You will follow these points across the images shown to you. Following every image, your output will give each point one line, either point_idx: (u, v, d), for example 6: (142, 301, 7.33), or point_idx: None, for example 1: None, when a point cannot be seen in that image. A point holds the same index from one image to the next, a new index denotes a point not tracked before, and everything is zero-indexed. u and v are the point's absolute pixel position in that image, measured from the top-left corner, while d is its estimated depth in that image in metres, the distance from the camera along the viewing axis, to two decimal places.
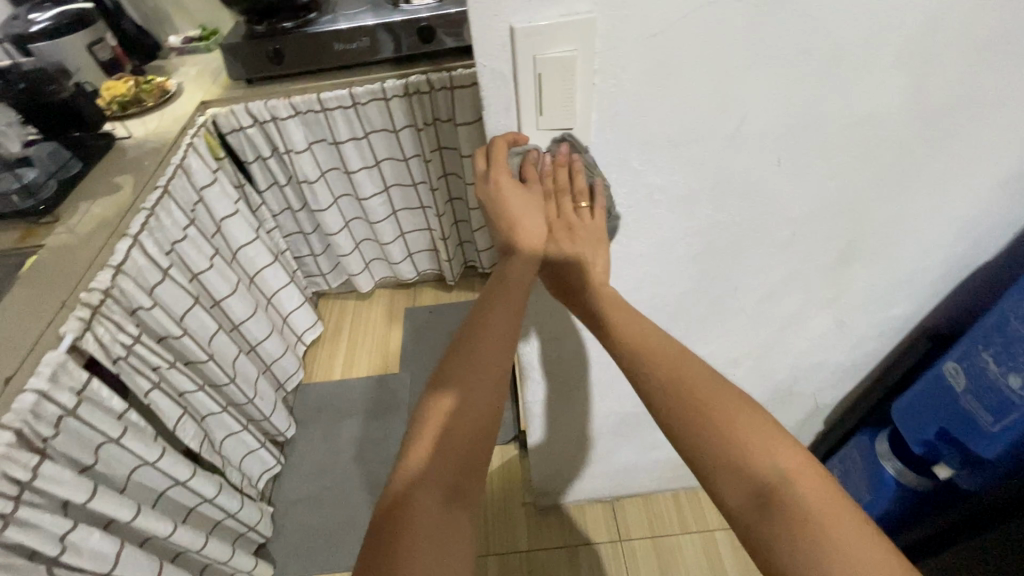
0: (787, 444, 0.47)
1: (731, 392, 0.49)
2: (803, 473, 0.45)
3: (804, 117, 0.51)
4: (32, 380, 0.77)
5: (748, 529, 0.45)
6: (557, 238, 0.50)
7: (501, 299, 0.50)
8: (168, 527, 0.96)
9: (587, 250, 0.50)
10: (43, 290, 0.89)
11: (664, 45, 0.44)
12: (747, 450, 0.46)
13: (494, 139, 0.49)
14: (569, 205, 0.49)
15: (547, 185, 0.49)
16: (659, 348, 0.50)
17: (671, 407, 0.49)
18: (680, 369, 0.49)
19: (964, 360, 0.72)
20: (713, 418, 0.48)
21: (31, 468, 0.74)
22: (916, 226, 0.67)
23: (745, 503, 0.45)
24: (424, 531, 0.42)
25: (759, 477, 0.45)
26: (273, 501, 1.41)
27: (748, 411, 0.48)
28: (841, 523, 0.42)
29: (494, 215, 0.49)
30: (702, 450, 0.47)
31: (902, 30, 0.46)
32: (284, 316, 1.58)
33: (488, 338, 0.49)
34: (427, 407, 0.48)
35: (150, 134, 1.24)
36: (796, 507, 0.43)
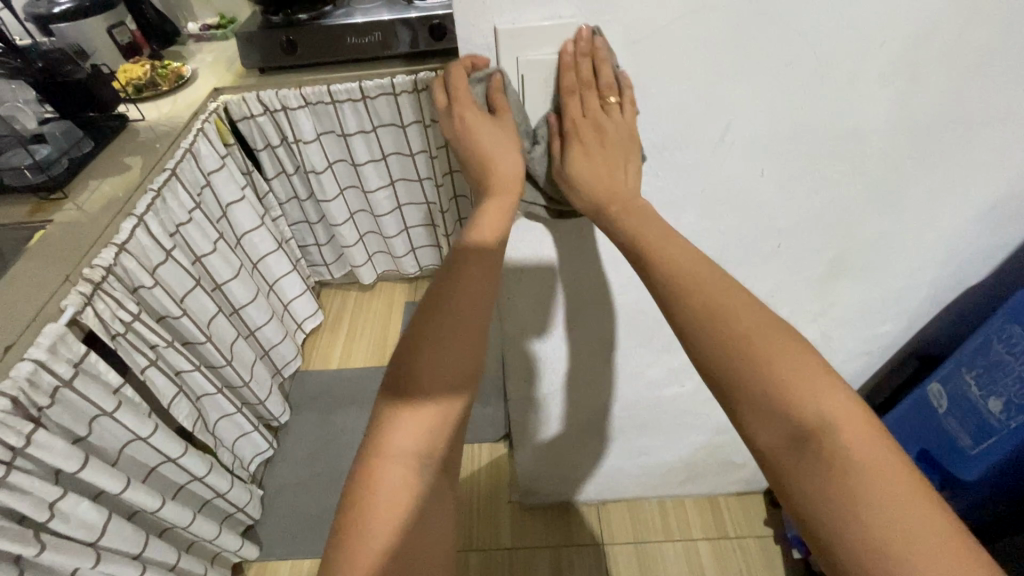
0: (839, 386, 0.39)
1: (779, 326, 0.41)
2: (851, 420, 0.38)
3: (788, 130, 0.52)
4: (31, 350, 0.79)
5: (779, 470, 0.39)
6: (583, 146, 0.46)
7: (477, 258, 0.46)
8: (157, 501, 0.98)
9: (614, 160, 0.46)
10: (47, 263, 0.92)
11: (649, 51, 0.44)
12: (788, 390, 0.39)
13: (452, 68, 0.46)
14: (595, 102, 0.45)
15: (568, 82, 0.45)
16: (697, 273, 0.43)
17: (708, 337, 0.41)
18: (721, 300, 0.42)
19: (948, 382, 0.74)
20: (752, 352, 0.40)
21: (25, 435, 0.76)
22: (905, 244, 0.67)
23: (778, 442, 0.39)
24: (411, 524, 0.44)
25: (798, 418, 0.38)
26: (263, 484, 1.43)
27: (797, 352, 0.40)
28: (888, 475, 0.36)
29: (464, 153, 0.47)
30: (734, 384, 0.40)
31: (888, 47, 0.46)
32: (285, 303, 1.61)
33: (468, 295, 0.45)
34: (413, 391, 0.44)
35: (162, 117, 1.26)
36: (839, 456, 0.37)
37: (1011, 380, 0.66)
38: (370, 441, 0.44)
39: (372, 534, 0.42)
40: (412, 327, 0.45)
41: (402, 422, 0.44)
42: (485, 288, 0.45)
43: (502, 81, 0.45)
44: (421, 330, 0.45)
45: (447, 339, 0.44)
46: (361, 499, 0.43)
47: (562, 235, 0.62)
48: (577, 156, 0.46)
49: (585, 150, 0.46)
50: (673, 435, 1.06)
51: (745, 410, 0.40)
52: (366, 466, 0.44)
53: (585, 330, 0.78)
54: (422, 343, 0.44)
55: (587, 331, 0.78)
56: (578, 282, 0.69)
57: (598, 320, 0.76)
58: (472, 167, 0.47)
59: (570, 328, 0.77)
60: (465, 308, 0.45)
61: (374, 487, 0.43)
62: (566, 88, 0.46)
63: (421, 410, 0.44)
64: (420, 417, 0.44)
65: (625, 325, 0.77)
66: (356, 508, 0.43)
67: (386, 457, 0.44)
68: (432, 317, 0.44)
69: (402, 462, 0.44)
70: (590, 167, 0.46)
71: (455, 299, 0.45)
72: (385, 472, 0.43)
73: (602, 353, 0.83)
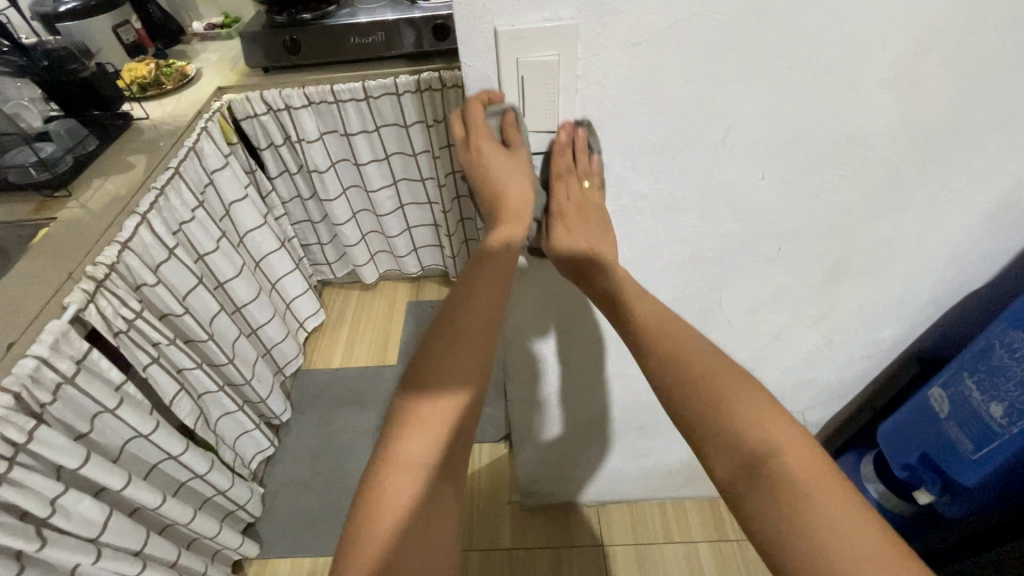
0: (788, 421, 0.44)
1: (733, 367, 0.46)
2: (799, 451, 0.42)
3: (790, 133, 0.51)
4: (33, 346, 0.80)
5: (736, 499, 0.43)
6: (565, 220, 0.51)
7: (487, 278, 0.48)
8: (158, 498, 0.98)
9: (593, 231, 0.52)
10: (51, 261, 0.92)
11: (649, 54, 0.44)
12: (741, 424, 0.43)
13: (470, 101, 0.48)
14: (578, 189, 0.51)
15: (558, 168, 0.51)
16: (666, 323, 0.49)
17: (673, 378, 0.46)
18: (684, 346, 0.47)
19: (949, 386, 0.73)
20: (709, 390, 0.45)
21: (27, 431, 0.76)
22: (908, 248, 0.66)
23: (734, 474, 0.43)
24: (415, 534, 0.44)
25: (750, 448, 0.43)
26: (264, 482, 1.44)
27: (751, 387, 0.45)
28: (832, 497, 0.40)
29: (478, 181, 0.48)
30: (694, 419, 0.45)
31: (890, 50, 0.46)
32: (287, 301, 1.61)
33: (473, 311, 0.47)
34: (417, 401, 0.46)
35: (166, 116, 1.27)
36: (786, 481, 0.41)
37: (1011, 386, 0.66)
38: (379, 447, 0.46)
39: (376, 541, 0.43)
40: (422, 342, 0.48)
41: (410, 430, 0.46)
42: (496, 305, 0.48)
43: (517, 119, 0.48)
44: (428, 345, 0.47)
45: (455, 352, 0.46)
46: (369, 506, 0.44)
47: None
48: (560, 228, 0.51)
49: (567, 225, 0.51)
50: (673, 438, 1.05)
51: (705, 442, 0.45)
52: (373, 472, 0.45)
53: (585, 332, 0.78)
54: (432, 355, 0.47)
55: (587, 333, 0.78)
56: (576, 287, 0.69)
57: (598, 322, 0.75)
58: (485, 195, 0.48)
59: (569, 330, 0.77)
60: (473, 323, 0.47)
61: (378, 493, 0.44)
62: (553, 170, 0.51)
63: (429, 419, 0.46)
64: (425, 424, 0.46)
65: None
66: (365, 510, 0.44)
67: (392, 464, 0.45)
68: (441, 331, 0.47)
69: (409, 469, 0.45)
70: (573, 242, 0.51)
71: (463, 314, 0.47)
72: (392, 479, 0.44)
73: (602, 355, 0.83)
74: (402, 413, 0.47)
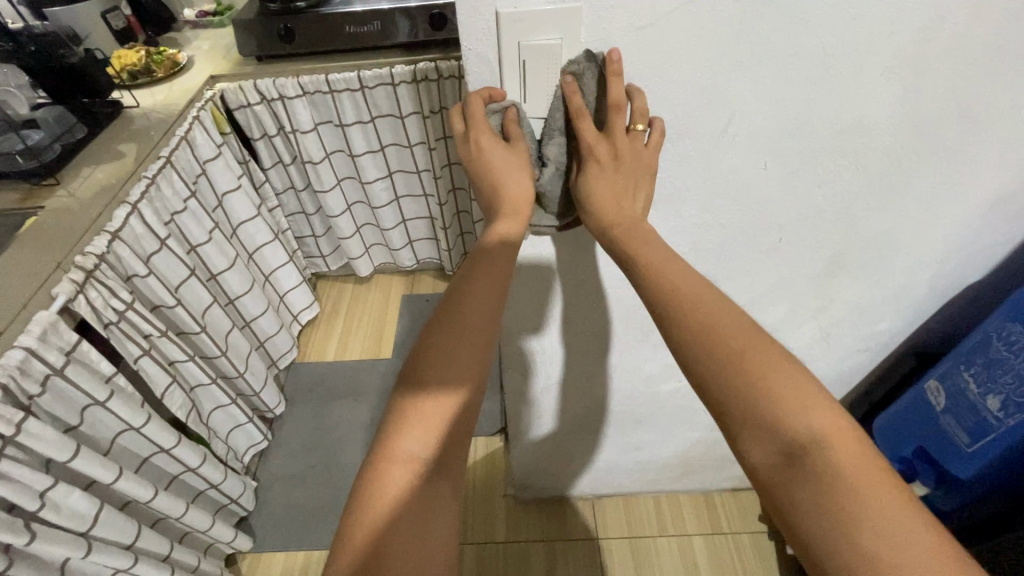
0: (829, 405, 0.42)
1: (769, 347, 0.43)
2: (842, 438, 0.40)
3: (790, 125, 0.51)
4: (22, 337, 0.78)
5: (773, 485, 0.41)
6: (597, 165, 0.47)
7: (485, 274, 0.47)
8: (150, 491, 0.97)
9: (630, 180, 0.47)
10: (38, 250, 0.90)
11: (654, 38, 0.44)
12: (783, 408, 0.41)
13: (471, 96, 0.47)
14: (621, 126, 0.46)
15: (581, 106, 0.46)
16: (700, 299, 0.44)
17: (706, 362, 0.43)
18: (720, 321, 0.43)
19: (945, 379, 0.74)
20: (747, 372, 0.42)
21: (15, 423, 0.75)
22: (906, 239, 0.66)
23: (772, 460, 0.41)
24: (413, 530, 0.43)
25: (791, 434, 0.40)
26: (258, 476, 1.43)
27: (789, 371, 0.42)
28: (874, 488, 0.39)
29: (478, 177, 0.48)
30: (735, 405, 0.42)
31: (897, 37, 0.45)
32: (281, 294, 1.59)
33: (473, 306, 0.46)
34: (414, 397, 0.45)
35: (157, 105, 1.24)
36: (828, 470, 0.39)
37: (1008, 378, 0.66)
38: (378, 442, 0.45)
39: (370, 534, 0.42)
40: (423, 336, 0.47)
41: (408, 427, 0.45)
42: (495, 302, 0.47)
43: (517, 115, 0.48)
44: (429, 337, 0.46)
45: (455, 347, 0.45)
46: (366, 501, 0.43)
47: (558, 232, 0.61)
48: (593, 172, 0.47)
49: (600, 170, 0.47)
50: (669, 431, 1.05)
51: (741, 429, 0.42)
52: (370, 466, 0.45)
53: (583, 325, 0.77)
54: (431, 350, 0.46)
55: (584, 325, 0.77)
56: (572, 280, 0.68)
57: (596, 314, 0.75)
58: (484, 189, 0.48)
59: (567, 323, 0.76)
60: (473, 319, 0.46)
61: (374, 489, 0.44)
62: (578, 109, 0.46)
63: (427, 415, 0.45)
64: (423, 419, 0.45)
65: (623, 320, 0.77)
66: (362, 503, 0.43)
67: (390, 460, 0.44)
68: (440, 325, 0.46)
69: (408, 463, 0.44)
70: (605, 187, 0.47)
71: (464, 309, 0.46)
72: (390, 475, 0.44)
73: (599, 348, 0.82)
74: (400, 407, 0.45)
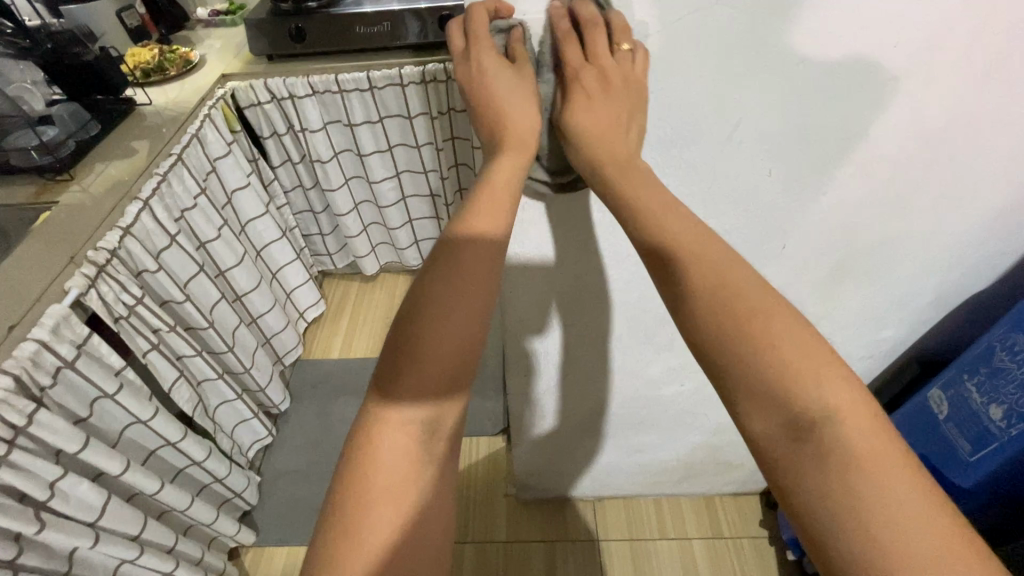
0: (845, 376, 0.36)
1: (780, 306, 0.38)
2: (856, 412, 0.35)
3: (796, 134, 0.52)
4: (35, 330, 0.80)
5: (771, 463, 0.36)
6: (584, 90, 0.43)
7: (488, 224, 0.42)
8: (156, 484, 0.98)
9: (618, 106, 0.43)
10: (52, 245, 0.92)
11: (660, 46, 0.44)
12: (792, 376, 0.35)
13: (474, 10, 0.45)
14: (604, 46, 0.43)
15: (563, 29, 0.44)
16: (700, 253, 0.39)
17: (708, 322, 0.38)
18: (725, 274, 0.39)
19: (949, 388, 0.75)
20: (753, 333, 0.36)
21: (27, 414, 0.76)
22: (911, 248, 0.66)
23: (772, 431, 0.35)
24: (406, 497, 0.40)
25: (801, 406, 0.35)
26: (261, 471, 1.44)
27: (801, 333, 0.37)
28: (894, 475, 0.33)
29: (478, 102, 0.45)
30: (736, 368, 0.36)
31: (902, 48, 0.45)
32: (287, 291, 1.61)
33: (468, 260, 0.41)
34: (402, 357, 0.41)
35: (169, 103, 1.26)
36: (840, 448, 0.34)
37: (1011, 388, 0.66)
38: (370, 401, 0.42)
39: (354, 499, 0.39)
40: (417, 285, 0.42)
41: (398, 388, 0.41)
42: (489, 256, 0.42)
43: (522, 36, 0.45)
44: (420, 289, 0.42)
45: (456, 303, 0.41)
46: (356, 465, 0.40)
47: (562, 236, 0.62)
48: (579, 98, 0.43)
49: (588, 96, 0.43)
50: (671, 434, 1.06)
51: (741, 396, 0.36)
52: (363, 427, 0.41)
53: (586, 327, 0.78)
54: (427, 303, 0.41)
55: (587, 328, 0.78)
56: (575, 283, 0.69)
57: (600, 317, 0.76)
58: (485, 116, 0.45)
59: (570, 325, 0.77)
60: (470, 275, 0.41)
61: (365, 452, 0.40)
62: (561, 35, 0.44)
63: (419, 378, 0.41)
64: (416, 381, 0.41)
65: (627, 323, 0.77)
66: (353, 466, 0.40)
67: (383, 423, 0.41)
68: (433, 276, 0.41)
69: (401, 427, 0.41)
70: (592, 115, 0.43)
71: (462, 259, 0.41)
72: (383, 439, 0.41)
73: (602, 350, 0.83)
74: (388, 364, 0.42)
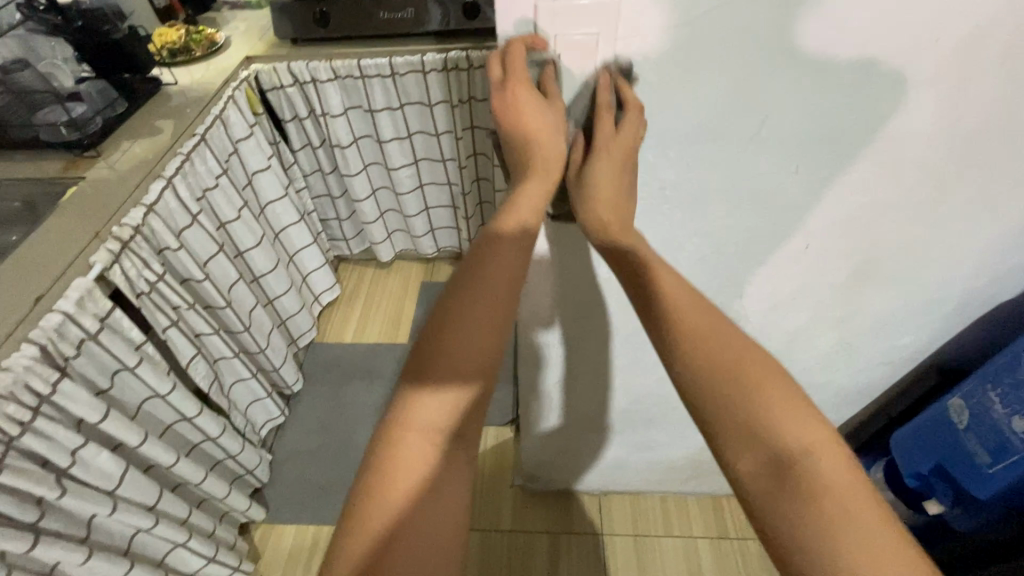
0: (817, 420, 0.42)
1: (761, 357, 0.44)
2: (829, 452, 0.40)
3: (825, 132, 0.51)
4: (60, 302, 0.82)
5: (754, 501, 0.40)
6: (608, 158, 0.46)
7: (511, 240, 0.44)
8: (172, 457, 1.01)
9: (624, 184, 0.48)
10: (77, 220, 0.94)
11: (688, 37, 0.43)
12: (769, 419, 0.41)
13: (512, 40, 0.45)
14: (631, 129, 0.46)
15: (602, 100, 0.47)
16: (697, 311, 0.45)
17: (700, 368, 0.43)
18: (713, 328, 0.44)
19: (970, 398, 0.73)
20: (736, 379, 0.42)
21: (51, 382, 0.79)
22: (940, 252, 0.64)
23: (755, 469, 0.41)
24: (425, 503, 0.40)
25: (778, 446, 0.40)
26: (273, 450, 1.47)
27: (778, 383, 0.43)
28: (860, 509, 0.38)
29: (510, 129, 0.45)
30: (719, 412, 0.42)
31: (941, 46, 0.44)
32: (303, 274, 1.63)
33: (492, 274, 0.44)
34: (428, 368, 0.43)
35: (194, 83, 1.27)
36: (814, 486, 0.39)
37: None
38: (393, 411, 0.43)
39: (375, 505, 0.40)
40: (444, 301, 0.44)
41: (423, 396, 0.42)
42: (512, 268, 0.44)
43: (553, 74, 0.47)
44: (445, 304, 0.44)
45: (475, 314, 0.43)
46: (377, 472, 0.41)
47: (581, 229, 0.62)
48: (602, 165, 0.46)
49: (608, 163, 0.46)
50: (680, 433, 1.05)
51: (725, 437, 0.42)
52: (385, 435, 0.42)
53: (600, 322, 0.77)
54: (454, 316, 0.43)
55: (602, 323, 0.77)
56: (592, 277, 0.69)
57: (614, 312, 0.75)
58: (515, 142, 0.46)
59: (585, 319, 0.77)
60: (495, 288, 0.43)
61: (388, 458, 0.41)
62: (600, 102, 0.47)
63: (442, 386, 0.42)
64: (440, 388, 0.42)
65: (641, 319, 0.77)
66: (375, 473, 0.41)
67: (406, 430, 0.42)
68: (457, 292, 0.44)
69: (423, 435, 0.42)
70: (609, 184, 0.47)
71: (487, 274, 0.44)
72: (405, 446, 0.42)
73: (615, 346, 0.82)
74: (414, 376, 0.43)
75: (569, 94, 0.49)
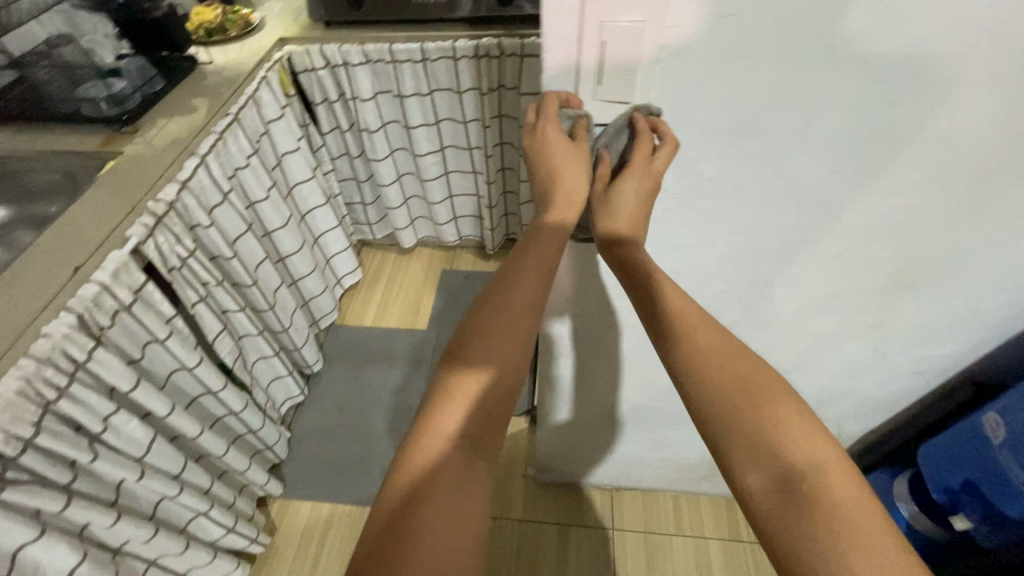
0: (825, 440, 0.44)
1: (770, 379, 0.47)
2: (837, 471, 0.42)
3: (873, 131, 0.49)
4: (97, 273, 0.85)
5: (764, 515, 0.43)
6: (638, 178, 0.47)
7: (535, 263, 0.48)
8: (196, 429, 1.04)
9: (648, 210, 0.49)
10: (114, 195, 0.96)
11: (737, 28, 0.42)
12: (776, 436, 0.44)
13: (548, 95, 0.49)
14: (662, 160, 0.47)
15: (640, 127, 0.47)
16: (710, 334, 0.48)
17: (710, 386, 0.46)
18: (724, 349, 0.48)
19: (1007, 413, 0.71)
20: (746, 397, 0.45)
21: (87, 350, 0.81)
22: (985, 260, 0.62)
23: (763, 485, 0.43)
24: (442, 500, 0.42)
25: (785, 461, 0.43)
26: (292, 427, 1.50)
27: (786, 402, 0.46)
28: (866, 522, 0.40)
29: (537, 168, 0.49)
30: (728, 429, 0.45)
31: (1006, 44, 0.42)
32: (327, 257, 1.65)
33: (516, 292, 0.47)
34: (454, 376, 0.46)
35: (229, 62, 1.29)
36: (822, 499, 0.41)
37: None
38: (420, 417, 0.46)
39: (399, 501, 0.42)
40: (471, 316, 0.48)
41: (448, 402, 0.46)
42: (535, 285, 0.48)
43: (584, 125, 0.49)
44: (472, 320, 0.48)
45: (501, 328, 0.47)
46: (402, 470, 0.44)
47: None
48: (631, 185, 0.47)
49: (637, 183, 0.47)
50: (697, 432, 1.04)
51: (733, 454, 0.45)
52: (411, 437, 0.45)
53: (624, 316, 0.76)
54: (480, 329, 0.47)
55: (625, 318, 0.77)
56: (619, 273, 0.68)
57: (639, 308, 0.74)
58: (541, 179, 0.49)
59: (608, 314, 0.76)
60: (518, 305, 0.47)
61: (411, 456, 0.44)
62: (636, 128, 0.47)
63: (465, 392, 0.46)
64: (464, 394, 0.46)
65: None
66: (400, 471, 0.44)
67: (429, 435, 0.45)
68: (483, 309, 0.48)
69: (445, 440, 0.44)
70: (633, 209, 0.48)
71: (512, 292, 0.47)
72: (427, 448, 0.44)
73: (637, 342, 0.82)
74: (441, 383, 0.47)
75: (610, 87, 0.48)
